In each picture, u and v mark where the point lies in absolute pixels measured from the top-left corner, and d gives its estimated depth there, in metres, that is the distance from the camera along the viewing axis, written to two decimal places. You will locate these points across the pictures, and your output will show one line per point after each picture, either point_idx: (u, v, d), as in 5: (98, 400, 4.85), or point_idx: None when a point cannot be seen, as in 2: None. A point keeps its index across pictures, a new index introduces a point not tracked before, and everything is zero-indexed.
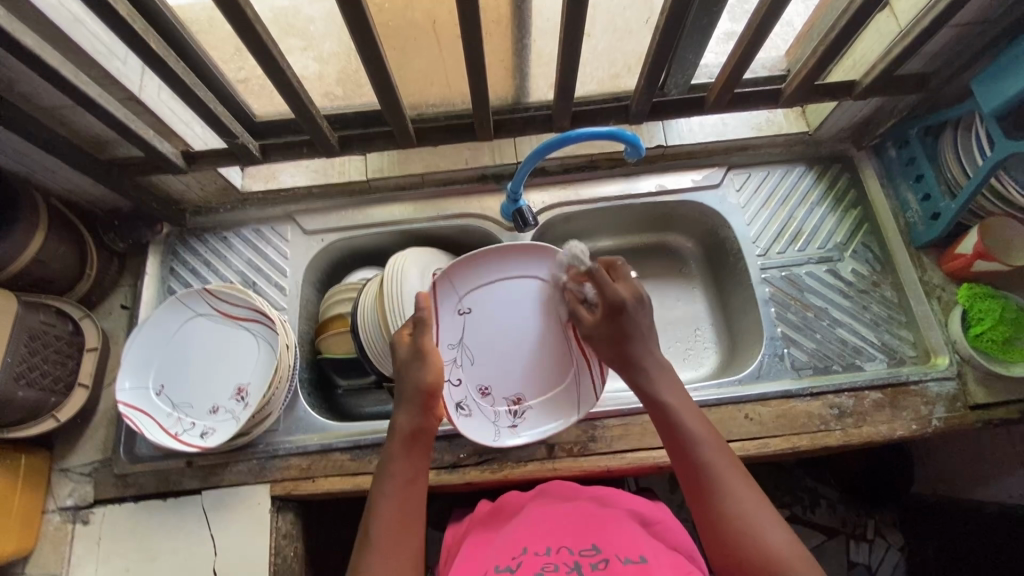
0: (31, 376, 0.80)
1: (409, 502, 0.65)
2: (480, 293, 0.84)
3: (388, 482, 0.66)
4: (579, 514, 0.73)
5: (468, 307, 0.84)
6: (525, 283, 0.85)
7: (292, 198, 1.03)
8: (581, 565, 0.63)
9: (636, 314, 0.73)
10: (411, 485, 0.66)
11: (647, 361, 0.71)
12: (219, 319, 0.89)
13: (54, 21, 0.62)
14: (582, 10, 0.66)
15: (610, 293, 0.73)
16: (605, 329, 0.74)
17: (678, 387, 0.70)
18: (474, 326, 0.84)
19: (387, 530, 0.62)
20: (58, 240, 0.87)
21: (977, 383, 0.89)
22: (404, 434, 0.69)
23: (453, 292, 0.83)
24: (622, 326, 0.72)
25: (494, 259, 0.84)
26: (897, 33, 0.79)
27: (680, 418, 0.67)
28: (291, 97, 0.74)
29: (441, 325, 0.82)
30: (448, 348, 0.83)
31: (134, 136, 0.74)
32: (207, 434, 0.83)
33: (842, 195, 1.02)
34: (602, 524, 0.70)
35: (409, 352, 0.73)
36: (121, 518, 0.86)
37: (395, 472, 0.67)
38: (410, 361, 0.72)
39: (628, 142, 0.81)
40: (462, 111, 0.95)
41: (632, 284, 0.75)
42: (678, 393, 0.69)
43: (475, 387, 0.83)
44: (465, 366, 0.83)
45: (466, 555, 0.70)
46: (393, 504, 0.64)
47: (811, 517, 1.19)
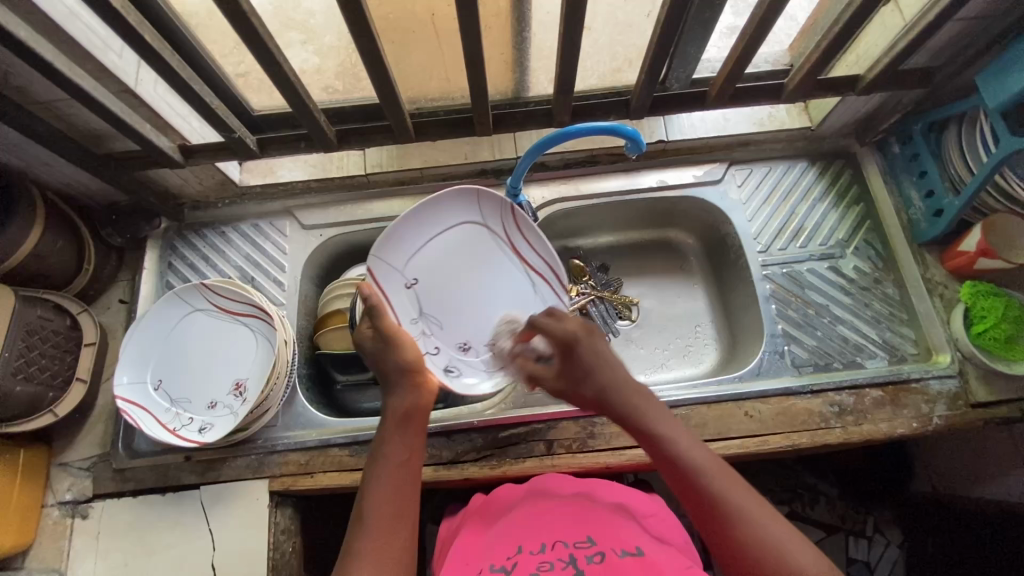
0: (29, 371, 0.80)
1: (403, 480, 0.64)
2: (421, 255, 0.82)
3: (382, 465, 0.65)
4: (569, 508, 0.73)
5: (414, 278, 0.82)
6: (461, 229, 0.83)
7: (290, 193, 1.02)
8: (578, 559, 0.64)
9: (590, 347, 0.71)
10: (406, 465, 0.65)
11: (625, 384, 0.69)
12: (217, 314, 0.88)
13: (48, 13, 0.62)
14: (582, 4, 0.65)
15: (559, 330, 0.72)
16: (570, 372, 0.72)
17: (660, 406, 0.68)
18: (428, 289, 0.82)
19: (382, 511, 0.62)
20: (55, 234, 0.86)
21: (979, 381, 0.88)
22: (396, 416, 0.68)
23: (392, 270, 0.80)
24: (580, 361, 0.71)
25: (424, 214, 0.81)
26: (902, 27, 0.78)
27: (671, 441, 0.64)
28: (288, 91, 0.73)
29: (395, 305, 0.80)
30: (412, 324, 0.81)
31: (131, 130, 0.73)
32: (205, 430, 0.83)
33: (845, 191, 1.02)
34: (595, 517, 0.71)
35: (376, 344, 0.73)
36: (119, 512, 0.86)
37: (388, 454, 0.66)
38: (385, 349, 0.72)
39: (628, 137, 0.81)
40: (462, 105, 0.94)
41: (579, 320, 0.74)
42: (662, 414, 0.67)
43: (454, 347, 0.82)
44: (437, 333, 0.82)
45: (459, 554, 0.70)
46: (387, 485, 0.64)
47: (811, 513, 1.20)
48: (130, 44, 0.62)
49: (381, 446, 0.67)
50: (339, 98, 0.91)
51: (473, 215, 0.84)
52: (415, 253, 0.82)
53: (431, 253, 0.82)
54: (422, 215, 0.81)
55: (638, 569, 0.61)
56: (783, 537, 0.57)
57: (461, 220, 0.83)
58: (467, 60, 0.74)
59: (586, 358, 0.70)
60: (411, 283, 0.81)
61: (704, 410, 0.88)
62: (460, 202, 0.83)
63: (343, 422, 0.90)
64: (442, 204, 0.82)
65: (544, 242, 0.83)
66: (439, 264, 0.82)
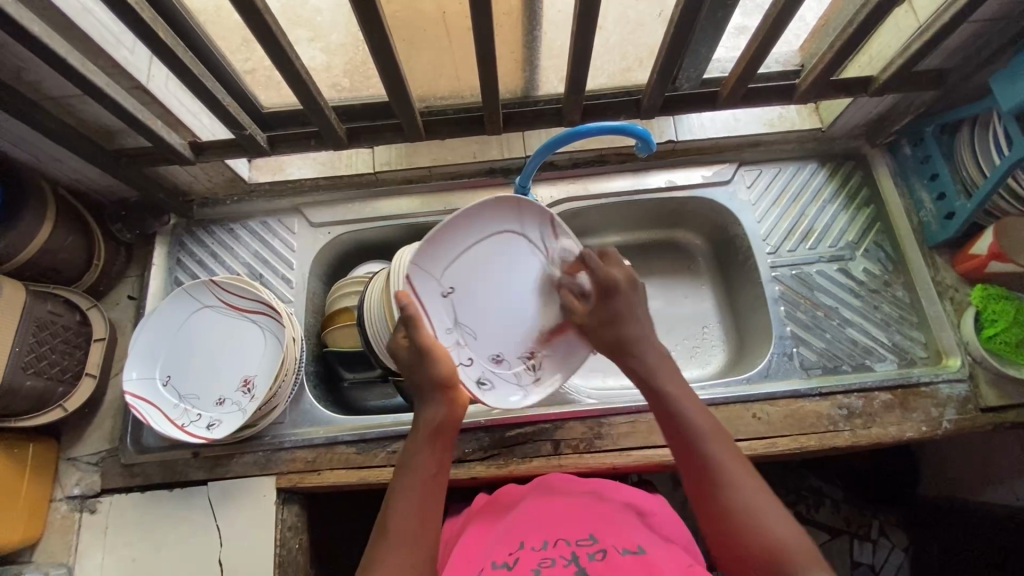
0: (39, 366, 0.80)
1: (428, 495, 0.65)
2: (464, 260, 0.74)
3: (409, 476, 0.65)
4: (573, 509, 0.72)
5: (451, 285, 0.73)
6: (506, 237, 0.76)
7: (298, 190, 1.03)
8: (579, 557, 0.63)
9: (627, 298, 0.73)
10: (435, 480, 0.66)
11: (645, 350, 0.72)
12: (226, 311, 0.89)
13: (62, 9, 0.62)
14: (595, 3, 0.65)
15: (602, 275, 0.73)
16: (602, 314, 0.74)
17: (677, 376, 0.70)
18: (467, 295, 0.75)
19: (407, 522, 0.62)
20: (66, 230, 0.87)
21: (989, 386, 0.88)
22: (430, 428, 0.68)
23: (429, 274, 0.71)
24: (614, 308, 0.73)
25: (465, 219, 0.72)
26: (916, 28, 0.78)
27: (680, 407, 0.67)
28: (299, 88, 0.73)
29: (430, 313, 0.72)
30: (447, 334, 0.74)
31: (143, 126, 0.74)
32: (213, 426, 0.83)
33: (855, 193, 1.01)
34: (599, 518, 0.70)
35: (410, 355, 0.70)
36: (127, 507, 0.87)
37: (418, 467, 0.66)
38: (416, 362, 0.69)
39: (638, 136, 0.80)
40: (472, 103, 0.94)
41: (626, 268, 0.75)
42: (675, 378, 0.70)
43: (486, 358, 0.77)
44: (471, 343, 0.76)
45: (463, 549, 0.70)
46: (414, 498, 0.64)
47: (814, 515, 1.18)
48: (144, 40, 0.62)
49: (410, 458, 0.67)
50: (348, 95, 0.91)
51: (514, 224, 0.75)
52: (453, 257, 0.73)
53: (470, 259, 0.74)
54: (473, 219, 0.72)
55: (639, 567, 0.60)
56: (772, 516, 0.57)
57: (504, 228, 0.75)
58: (478, 58, 0.74)
59: (620, 309, 0.73)
60: (450, 288, 0.73)
61: (712, 411, 0.87)
62: (504, 211, 0.74)
63: (350, 419, 0.90)
64: (487, 214, 0.73)
65: (578, 253, 0.78)
66: (480, 269, 0.75)
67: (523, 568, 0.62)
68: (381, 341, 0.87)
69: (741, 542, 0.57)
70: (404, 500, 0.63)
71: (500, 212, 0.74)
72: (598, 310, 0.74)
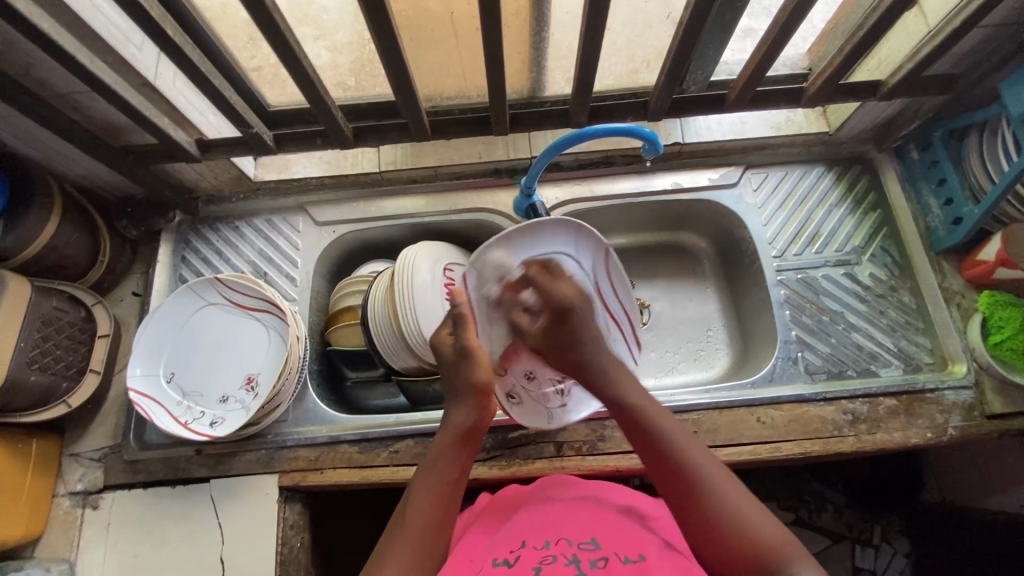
0: (44, 361, 0.81)
1: (447, 496, 0.65)
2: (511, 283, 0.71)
3: (430, 473, 0.66)
4: (577, 511, 0.71)
5: (499, 293, 0.71)
6: (561, 262, 0.72)
7: (304, 189, 1.03)
8: (580, 560, 0.62)
9: (583, 316, 0.71)
10: (456, 483, 0.67)
11: (601, 363, 0.71)
12: (230, 308, 0.89)
13: (72, 6, 0.62)
14: (604, 5, 0.65)
15: (556, 297, 0.70)
16: (557, 335, 0.71)
17: (640, 387, 0.70)
18: (510, 307, 0.73)
19: (422, 519, 0.62)
20: (72, 226, 0.87)
21: (995, 393, 0.87)
22: (459, 430, 0.69)
23: (481, 281, 0.69)
24: (568, 330, 0.71)
25: (526, 238, 0.67)
26: (926, 33, 0.77)
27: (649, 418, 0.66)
28: (306, 86, 0.73)
29: (474, 318, 0.71)
30: (484, 340, 0.74)
31: (150, 123, 0.74)
32: (216, 424, 0.83)
33: (862, 197, 1.00)
34: (602, 521, 0.69)
35: (454, 353, 0.71)
36: (129, 503, 0.87)
37: (440, 467, 0.67)
38: (457, 362, 0.71)
39: (646, 139, 0.80)
40: (479, 103, 0.95)
41: (573, 283, 0.72)
42: (641, 393, 0.69)
43: (521, 373, 0.79)
44: (510, 357, 0.77)
45: (466, 542, 0.70)
46: (433, 495, 0.65)
47: (816, 520, 1.19)
48: (152, 38, 0.62)
49: (435, 456, 0.68)
50: (354, 94, 0.91)
51: (573, 250, 0.72)
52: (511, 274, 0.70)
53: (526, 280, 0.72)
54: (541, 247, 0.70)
55: (640, 575, 0.59)
56: (761, 524, 0.57)
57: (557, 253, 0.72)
58: (486, 58, 0.73)
59: (575, 326, 0.71)
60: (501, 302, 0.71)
61: (716, 415, 0.87)
62: (565, 236, 0.70)
63: (353, 419, 0.90)
64: (549, 238, 0.69)
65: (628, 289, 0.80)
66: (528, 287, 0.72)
67: (524, 566, 0.62)
68: (384, 339, 0.88)
69: (731, 554, 0.57)
70: (425, 497, 0.64)
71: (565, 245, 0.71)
72: (552, 330, 0.71)
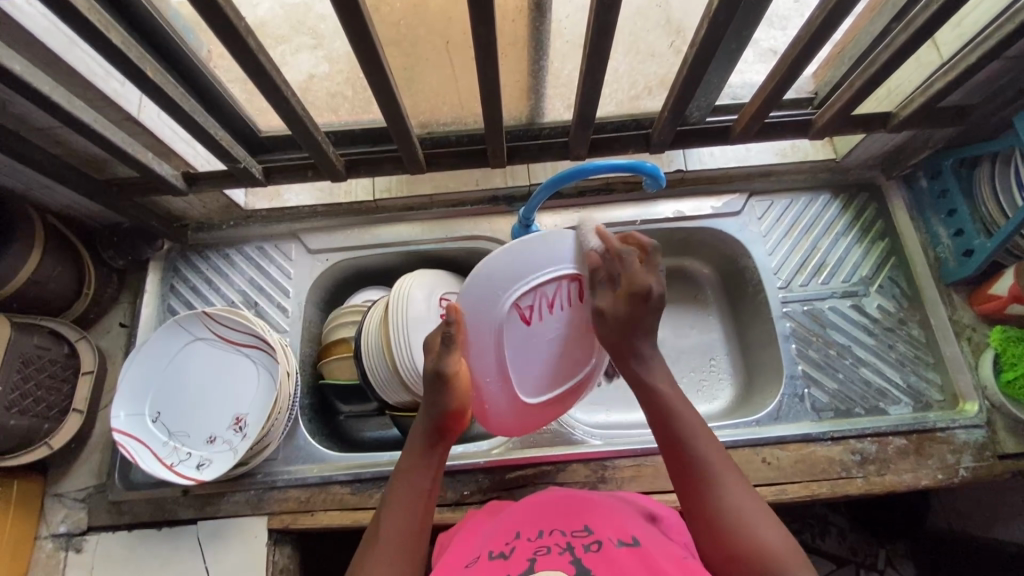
0: (24, 404, 0.78)
1: (417, 513, 0.64)
2: (563, 293, 0.67)
3: (398, 490, 0.65)
4: (564, 497, 0.66)
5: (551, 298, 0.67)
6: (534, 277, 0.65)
7: (296, 216, 1.00)
8: (575, 547, 0.56)
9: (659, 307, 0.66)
10: (423, 497, 0.65)
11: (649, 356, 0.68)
12: (219, 344, 0.86)
13: (49, 44, 0.59)
14: (607, 38, 0.62)
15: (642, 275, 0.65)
16: (614, 324, 0.66)
17: (671, 377, 0.68)
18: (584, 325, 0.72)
19: (395, 538, 0.62)
20: (55, 260, 0.84)
21: (1006, 432, 0.85)
22: (423, 442, 0.68)
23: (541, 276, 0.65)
24: (643, 321, 0.66)
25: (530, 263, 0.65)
26: (939, 64, 0.75)
27: (676, 410, 0.65)
28: (295, 121, 0.70)
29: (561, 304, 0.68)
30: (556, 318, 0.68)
31: (132, 159, 0.71)
32: (203, 466, 0.80)
33: (870, 225, 0.98)
34: (594, 511, 0.63)
35: (430, 377, 0.68)
36: (114, 545, 0.84)
37: (409, 481, 0.66)
38: (437, 390, 0.67)
39: (648, 174, 0.78)
40: (475, 130, 0.90)
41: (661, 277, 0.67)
42: (670, 384, 0.67)
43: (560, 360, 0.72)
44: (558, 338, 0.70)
45: (454, 549, 0.63)
46: (406, 507, 0.64)
47: (821, 545, 1.16)
48: (130, 78, 0.59)
49: (406, 471, 0.67)
50: (348, 117, 0.89)
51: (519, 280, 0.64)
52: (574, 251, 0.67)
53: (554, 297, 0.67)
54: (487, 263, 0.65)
55: (637, 559, 0.54)
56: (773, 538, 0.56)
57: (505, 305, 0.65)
58: (480, 89, 0.70)
59: (648, 322, 0.66)
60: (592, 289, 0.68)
61: None
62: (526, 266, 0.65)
63: (345, 457, 0.87)
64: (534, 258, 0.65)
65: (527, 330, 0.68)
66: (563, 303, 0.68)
67: (518, 558, 0.56)
68: (377, 374, 0.85)
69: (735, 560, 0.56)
70: (401, 501, 0.64)
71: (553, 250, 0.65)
72: (616, 332, 0.66)
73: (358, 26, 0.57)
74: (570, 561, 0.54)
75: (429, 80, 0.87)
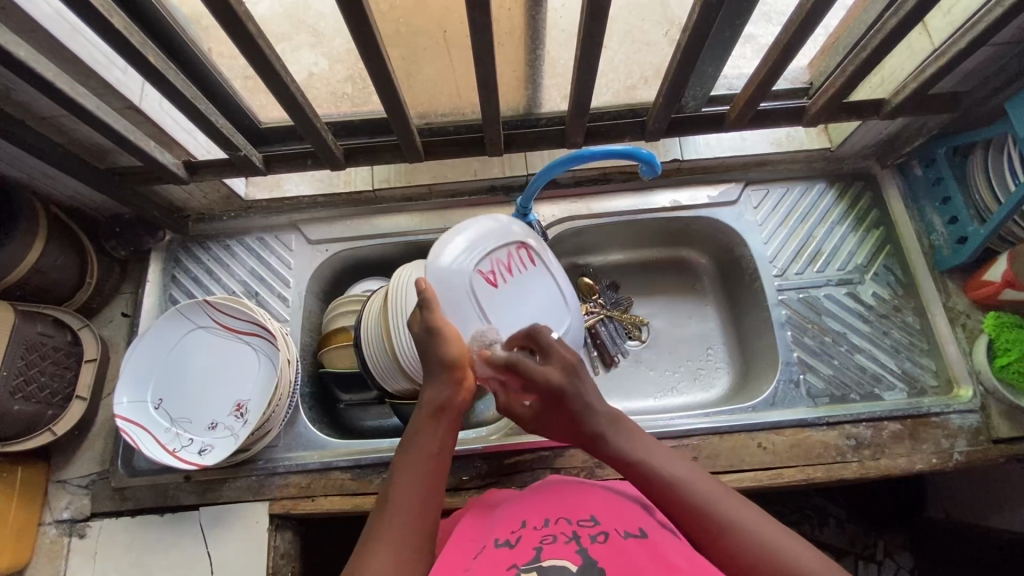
0: (28, 390, 0.79)
1: (431, 477, 0.60)
2: (516, 258, 0.80)
3: (410, 453, 0.61)
4: (572, 488, 0.66)
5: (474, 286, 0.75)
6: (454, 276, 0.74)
7: (296, 207, 1.01)
8: (581, 537, 0.56)
9: (578, 391, 0.64)
10: (433, 460, 0.61)
11: (601, 422, 0.63)
12: (220, 332, 0.87)
13: (51, 31, 0.60)
14: (601, 25, 0.63)
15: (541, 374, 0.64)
16: (552, 418, 0.67)
17: (636, 434, 0.63)
18: (543, 289, 0.82)
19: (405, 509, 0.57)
20: (58, 248, 0.85)
21: (1001, 417, 0.85)
22: (432, 407, 0.64)
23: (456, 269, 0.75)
24: (568, 411, 0.64)
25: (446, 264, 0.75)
26: (931, 51, 0.76)
27: (658, 470, 0.59)
28: (294, 109, 0.71)
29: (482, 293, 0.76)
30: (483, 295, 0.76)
31: (134, 147, 0.72)
32: (205, 452, 0.81)
33: (865, 214, 0.99)
34: (600, 501, 0.63)
35: (421, 331, 0.68)
36: (116, 531, 0.85)
37: (421, 444, 0.61)
38: (426, 343, 0.67)
39: (644, 160, 0.79)
40: (472, 120, 0.90)
41: (564, 354, 0.67)
42: (639, 441, 0.63)
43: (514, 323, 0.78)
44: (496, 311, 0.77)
45: (458, 536, 0.62)
46: (419, 476, 0.59)
47: (819, 535, 1.13)
48: (132, 64, 0.60)
49: (414, 434, 0.63)
50: (348, 110, 0.89)
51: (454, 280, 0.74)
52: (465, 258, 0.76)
53: (510, 261, 0.80)
54: (443, 240, 0.77)
55: (644, 553, 0.53)
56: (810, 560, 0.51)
57: (470, 268, 0.75)
58: (477, 78, 0.71)
59: (575, 408, 0.64)
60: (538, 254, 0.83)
61: (717, 440, 0.85)
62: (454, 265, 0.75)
63: (345, 444, 0.88)
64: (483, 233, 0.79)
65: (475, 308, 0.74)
66: (517, 267, 0.80)
67: (524, 547, 0.56)
68: (377, 362, 0.86)
69: None
70: (411, 470, 0.60)
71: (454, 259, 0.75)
72: (554, 421, 0.66)
73: (356, 13, 0.58)
74: (577, 551, 0.54)
75: (427, 70, 0.88)
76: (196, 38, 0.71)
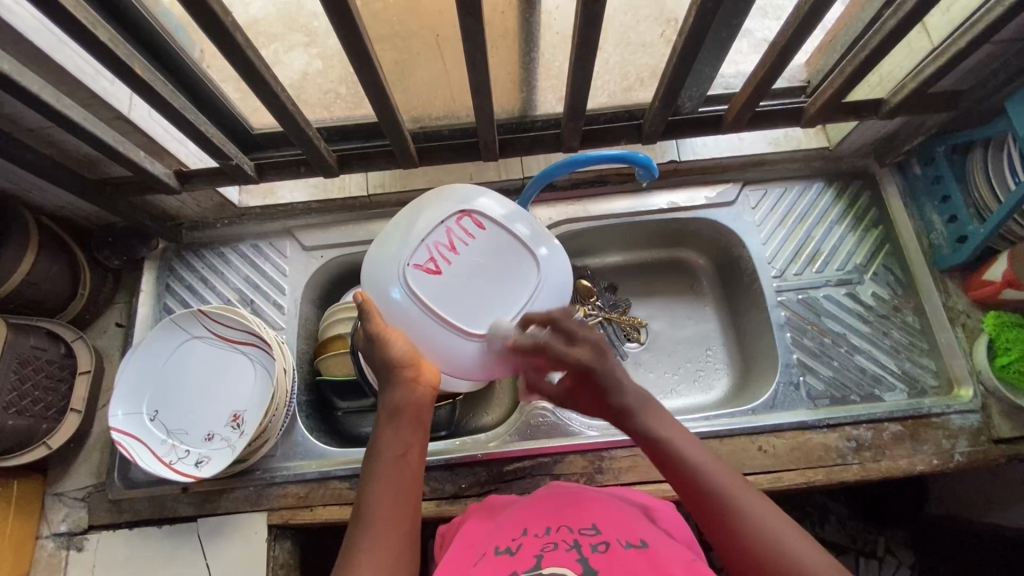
0: (21, 404, 0.78)
1: (401, 482, 0.58)
2: (458, 232, 0.67)
3: (377, 462, 0.59)
4: (572, 494, 0.65)
5: (414, 282, 0.64)
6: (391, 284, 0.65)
7: (291, 213, 1.00)
8: (581, 545, 0.55)
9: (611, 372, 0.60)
10: (400, 465, 0.58)
11: (634, 404, 0.61)
12: (216, 342, 0.86)
13: (35, 43, 0.59)
14: (594, 31, 0.62)
15: (575, 355, 0.61)
16: (584, 394, 0.63)
17: (666, 416, 0.62)
18: (503, 253, 0.67)
19: (383, 519, 0.55)
20: (50, 260, 0.84)
21: (1002, 416, 0.85)
22: (388, 413, 0.61)
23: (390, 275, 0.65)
24: (597, 389, 0.61)
25: (383, 269, 0.66)
26: (930, 50, 0.75)
27: (678, 449, 0.58)
28: (286, 118, 0.70)
29: (421, 286, 0.65)
30: (428, 281, 0.65)
31: (122, 157, 0.71)
32: (201, 463, 0.80)
33: (864, 213, 0.98)
34: (601, 509, 0.62)
35: (365, 341, 0.64)
36: (115, 543, 0.84)
37: (384, 451, 0.59)
38: (371, 348, 0.64)
39: (640, 164, 0.78)
40: (468, 124, 0.89)
41: (590, 338, 0.62)
42: (666, 421, 0.61)
43: (499, 295, 0.66)
44: (459, 292, 0.65)
45: (460, 545, 0.62)
46: (390, 484, 0.57)
47: (820, 533, 1.12)
48: (119, 77, 0.59)
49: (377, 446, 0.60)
50: (340, 114, 0.87)
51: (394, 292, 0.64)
52: (405, 241, 0.66)
53: (451, 239, 0.67)
54: (377, 244, 0.69)
55: (645, 562, 0.52)
56: (815, 560, 0.50)
57: (404, 263, 0.65)
58: (471, 84, 0.70)
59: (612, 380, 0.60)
60: (489, 216, 0.68)
61: (716, 444, 0.85)
62: (387, 270, 0.65)
63: (344, 453, 0.87)
64: (414, 222, 0.67)
65: (428, 306, 0.64)
66: (465, 241, 0.67)
67: (525, 556, 0.55)
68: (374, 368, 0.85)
69: None
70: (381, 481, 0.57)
71: (385, 261, 0.66)
72: (584, 393, 0.63)
73: (345, 20, 0.57)
74: (577, 559, 0.53)
75: (421, 74, 0.87)
76: (185, 47, 0.70)
